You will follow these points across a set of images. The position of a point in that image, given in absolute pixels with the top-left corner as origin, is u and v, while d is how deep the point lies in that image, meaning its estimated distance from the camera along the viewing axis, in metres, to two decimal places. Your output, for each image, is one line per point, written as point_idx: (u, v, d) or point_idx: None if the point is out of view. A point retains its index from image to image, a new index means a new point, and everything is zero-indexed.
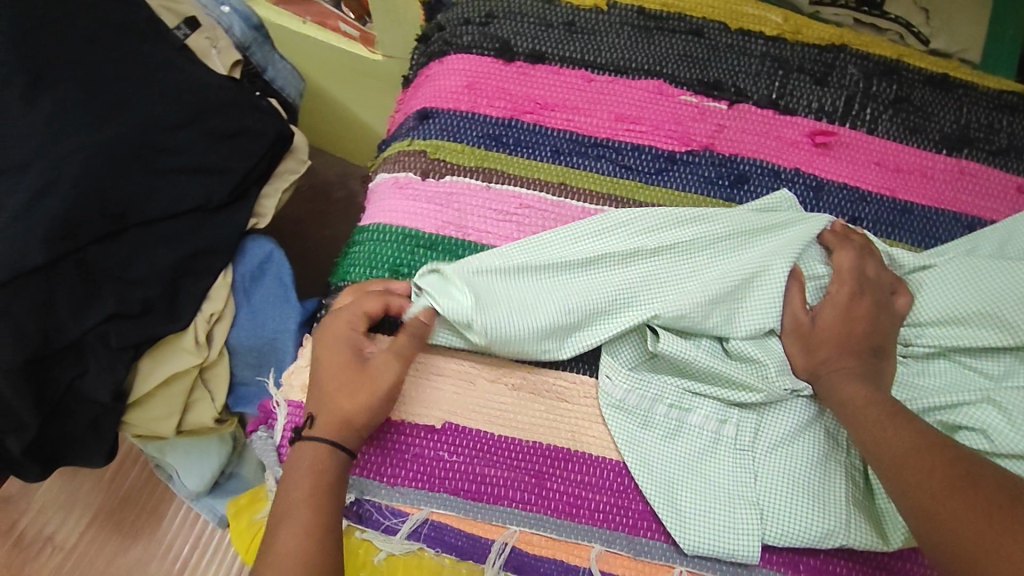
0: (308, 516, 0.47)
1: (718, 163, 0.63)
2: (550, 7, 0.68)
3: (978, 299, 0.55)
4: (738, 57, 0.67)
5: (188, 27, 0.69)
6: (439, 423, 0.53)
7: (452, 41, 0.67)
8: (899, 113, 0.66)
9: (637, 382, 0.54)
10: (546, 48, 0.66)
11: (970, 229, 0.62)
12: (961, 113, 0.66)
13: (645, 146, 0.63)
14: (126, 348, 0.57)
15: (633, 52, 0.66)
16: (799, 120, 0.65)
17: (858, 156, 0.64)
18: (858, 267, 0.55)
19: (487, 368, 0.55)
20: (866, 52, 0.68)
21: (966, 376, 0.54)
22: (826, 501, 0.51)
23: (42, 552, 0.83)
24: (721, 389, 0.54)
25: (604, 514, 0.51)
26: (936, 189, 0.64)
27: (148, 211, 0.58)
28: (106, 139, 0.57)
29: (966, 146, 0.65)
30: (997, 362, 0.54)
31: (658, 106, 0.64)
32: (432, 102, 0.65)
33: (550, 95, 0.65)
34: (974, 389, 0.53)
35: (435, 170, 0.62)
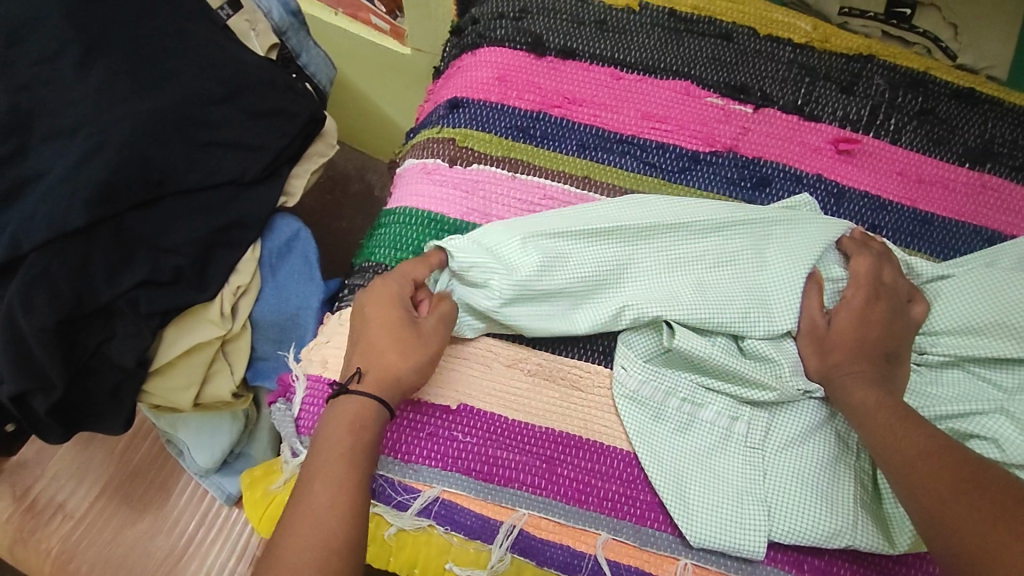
0: (341, 472, 0.47)
1: (741, 165, 0.64)
2: (582, 5, 0.69)
3: (995, 310, 0.55)
4: (766, 62, 0.68)
5: (230, 9, 0.72)
6: (454, 403, 0.54)
7: (485, 34, 0.68)
8: (923, 124, 0.66)
9: (652, 375, 0.54)
10: (577, 45, 0.67)
11: (990, 242, 0.63)
12: (986, 127, 0.66)
13: (670, 145, 0.64)
14: (154, 314, 0.58)
15: (662, 53, 0.67)
16: (823, 127, 0.66)
17: (881, 165, 0.65)
18: (876, 272, 0.56)
19: (504, 352, 0.56)
20: (893, 64, 0.68)
21: (980, 387, 0.55)
22: (834, 502, 0.51)
23: (52, 520, 0.79)
24: (735, 386, 0.54)
25: (612, 502, 0.52)
26: (957, 202, 0.64)
27: (183, 181, 0.60)
28: (149, 110, 0.59)
29: (990, 160, 0.65)
30: (1011, 374, 0.54)
31: (684, 107, 0.65)
32: (462, 92, 0.66)
33: (578, 90, 0.66)
34: (987, 399, 0.53)
35: (462, 158, 0.63)
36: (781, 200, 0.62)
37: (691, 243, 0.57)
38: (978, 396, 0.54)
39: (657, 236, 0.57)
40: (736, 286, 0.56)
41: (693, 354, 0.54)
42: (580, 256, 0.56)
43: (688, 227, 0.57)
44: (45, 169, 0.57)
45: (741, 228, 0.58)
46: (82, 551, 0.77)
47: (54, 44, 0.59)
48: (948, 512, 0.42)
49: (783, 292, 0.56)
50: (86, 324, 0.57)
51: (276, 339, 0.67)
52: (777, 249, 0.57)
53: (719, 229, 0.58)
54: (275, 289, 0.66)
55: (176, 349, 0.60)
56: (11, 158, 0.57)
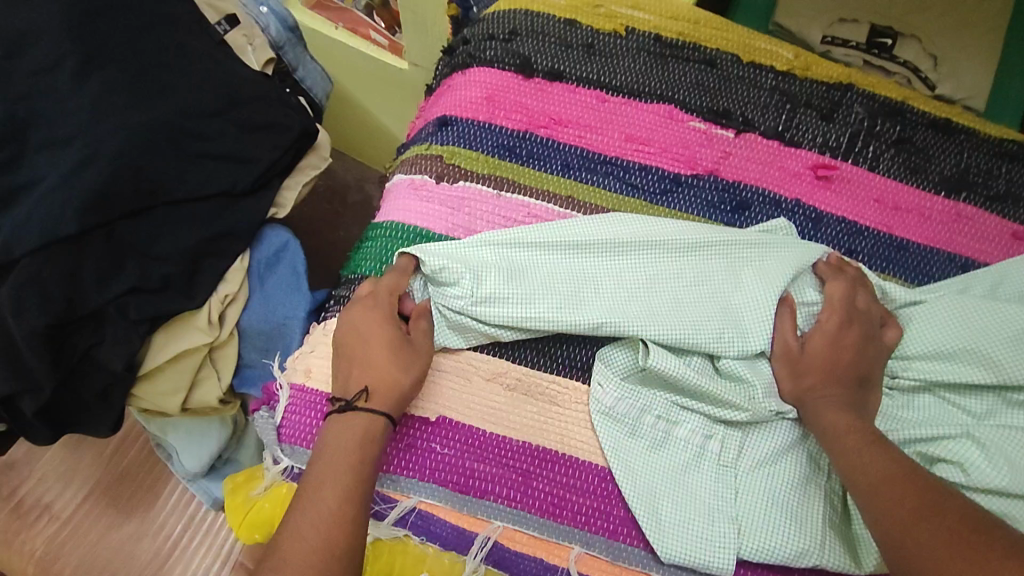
0: (328, 482, 0.48)
1: (722, 188, 0.66)
2: (570, 28, 0.71)
3: (966, 337, 0.56)
4: (749, 88, 0.69)
5: (228, 24, 0.73)
6: (434, 416, 0.55)
7: (476, 55, 0.70)
8: (900, 153, 0.68)
9: (627, 392, 0.55)
10: (565, 67, 0.69)
11: (963, 269, 0.64)
12: (962, 157, 0.68)
13: (653, 167, 0.66)
14: (143, 321, 0.59)
15: (647, 77, 0.69)
16: (803, 153, 0.67)
17: (859, 192, 0.66)
18: (850, 297, 0.57)
19: (485, 367, 0.57)
20: (872, 93, 0.70)
21: (950, 412, 0.56)
22: (803, 521, 0.52)
23: (39, 521, 0.79)
24: (709, 405, 0.56)
25: (586, 517, 0.53)
26: (932, 229, 0.65)
27: (176, 192, 0.61)
28: (145, 121, 0.60)
29: (965, 190, 0.67)
30: (980, 400, 0.56)
31: (667, 130, 0.67)
32: (451, 111, 0.68)
33: (565, 111, 0.67)
34: (955, 424, 0.54)
35: (449, 175, 0.64)
36: (760, 224, 0.64)
37: (669, 263, 0.59)
38: (946, 421, 0.55)
39: (634, 254, 0.59)
40: (712, 306, 0.58)
41: (668, 373, 0.55)
42: (554, 272, 0.58)
43: (667, 248, 0.59)
44: (41, 176, 0.58)
45: (719, 251, 0.59)
46: (66, 552, 0.77)
47: (54, 55, 0.61)
48: (911, 534, 0.44)
49: (758, 313, 0.57)
50: (75, 329, 0.59)
51: (262, 347, 0.68)
52: (755, 272, 0.59)
53: (698, 251, 0.59)
54: (264, 298, 0.67)
55: (163, 355, 0.61)
56: (8, 165, 0.59)
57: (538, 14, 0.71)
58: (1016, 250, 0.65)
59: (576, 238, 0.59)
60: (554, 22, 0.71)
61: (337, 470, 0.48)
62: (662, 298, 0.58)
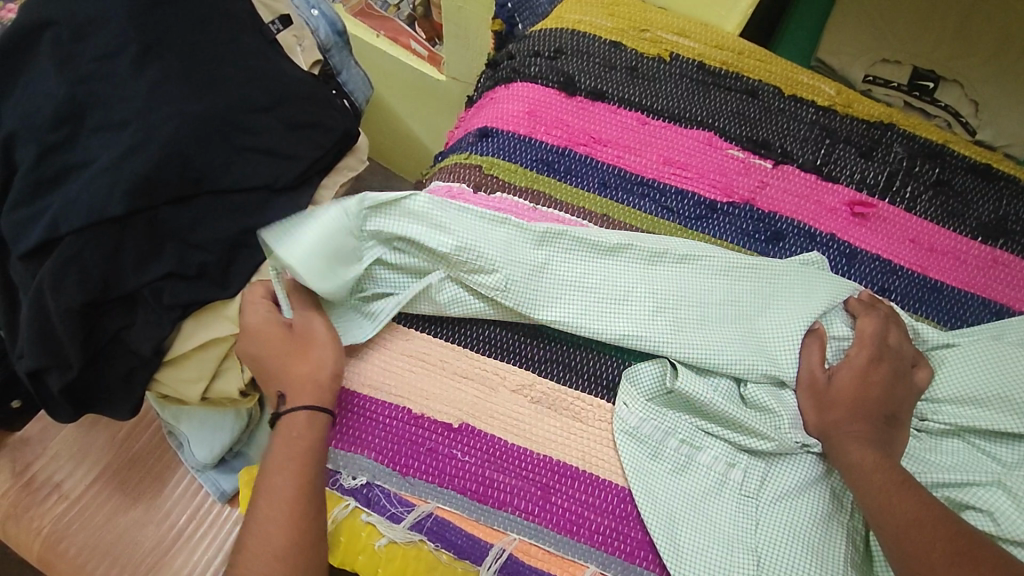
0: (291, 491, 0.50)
1: (757, 218, 0.66)
2: (616, 50, 0.71)
3: (999, 383, 0.56)
4: (790, 121, 0.70)
5: (281, 23, 0.75)
6: (456, 422, 0.55)
7: (520, 70, 0.71)
8: (938, 195, 0.68)
9: (653, 413, 0.55)
10: (607, 88, 0.69)
11: (997, 316, 0.64)
12: (1001, 204, 0.68)
13: (688, 192, 0.66)
14: (176, 306, 0.60)
15: (688, 103, 0.70)
16: (840, 189, 0.68)
17: (895, 231, 0.66)
18: (881, 334, 0.57)
19: (510, 378, 0.57)
20: (913, 133, 0.70)
21: (980, 459, 0.55)
22: (824, 559, 0.51)
23: (48, 499, 0.79)
24: (733, 432, 0.55)
25: (603, 537, 0.52)
26: (968, 273, 0.65)
27: (219, 182, 0.62)
28: (197, 111, 0.61)
29: (1003, 236, 0.67)
30: (1011, 448, 0.55)
31: (706, 156, 0.68)
32: (492, 122, 0.69)
33: (605, 131, 0.68)
34: (985, 471, 0.53)
35: (486, 185, 0.65)
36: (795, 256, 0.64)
37: (701, 279, 0.59)
38: (976, 467, 0.54)
39: (665, 262, 0.60)
40: (742, 335, 0.57)
41: (695, 396, 0.55)
42: (585, 268, 0.59)
43: (695, 264, 0.60)
44: (92, 158, 0.60)
45: (750, 275, 0.60)
46: (72, 533, 0.77)
47: (115, 43, 0.62)
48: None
49: (786, 342, 0.57)
50: (110, 308, 0.59)
51: None
52: (787, 301, 0.59)
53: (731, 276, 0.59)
54: None
55: (191, 342, 0.62)
56: (63, 144, 0.60)
57: (584, 34, 0.72)
58: None
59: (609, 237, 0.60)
60: (599, 43, 0.72)
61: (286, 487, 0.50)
62: (693, 308, 0.58)
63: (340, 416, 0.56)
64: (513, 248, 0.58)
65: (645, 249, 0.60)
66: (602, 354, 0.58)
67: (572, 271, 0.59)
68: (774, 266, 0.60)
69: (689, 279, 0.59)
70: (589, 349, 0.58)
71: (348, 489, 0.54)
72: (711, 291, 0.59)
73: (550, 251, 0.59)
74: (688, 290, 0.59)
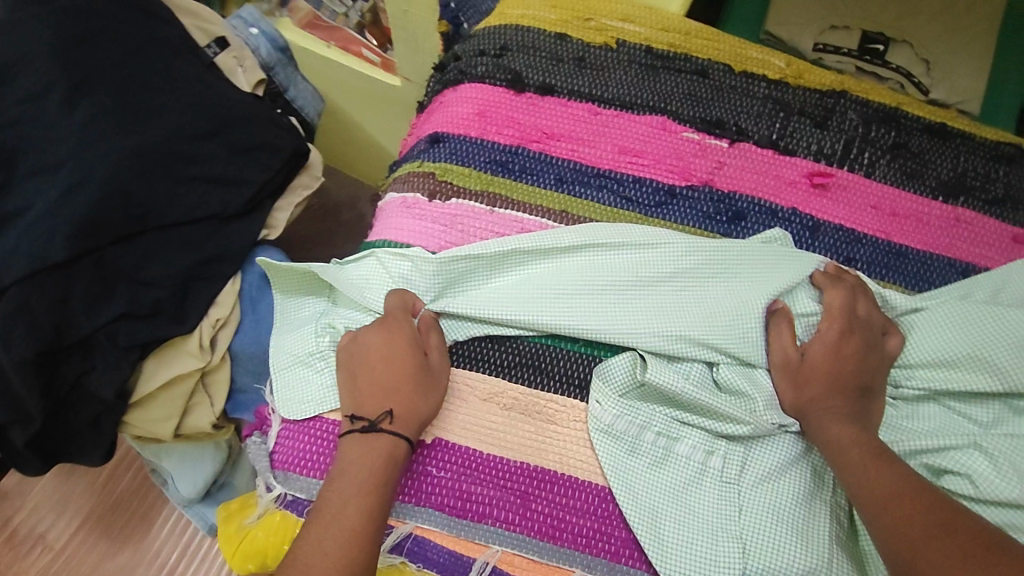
0: (359, 494, 0.48)
1: (717, 199, 0.65)
2: (561, 42, 0.70)
3: (969, 343, 0.55)
4: (743, 98, 0.69)
5: (218, 47, 0.73)
6: (429, 438, 0.55)
7: (467, 71, 0.70)
8: (896, 158, 0.68)
9: (626, 409, 0.54)
10: (556, 81, 0.68)
11: (963, 274, 0.64)
12: (958, 161, 0.68)
13: (646, 179, 0.66)
14: (133, 347, 0.59)
15: (639, 89, 0.69)
16: (798, 161, 0.67)
17: (855, 199, 0.66)
18: (849, 305, 0.56)
19: (481, 386, 0.57)
20: (866, 99, 0.70)
21: (957, 422, 0.55)
22: (809, 539, 0.50)
23: (31, 552, 0.79)
24: (709, 419, 0.55)
25: (586, 539, 0.52)
26: (931, 235, 0.65)
27: (167, 215, 0.60)
28: (135, 146, 0.60)
29: (963, 194, 0.67)
30: (986, 408, 0.55)
31: (661, 142, 0.67)
32: (443, 127, 0.68)
33: (557, 125, 0.67)
34: (962, 434, 0.53)
35: (441, 192, 0.64)
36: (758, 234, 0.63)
37: (664, 265, 0.58)
38: (952, 431, 0.54)
39: (625, 253, 0.59)
40: (712, 317, 0.56)
41: (667, 387, 0.54)
42: (544, 272, 0.59)
43: (657, 251, 0.59)
44: (30, 203, 0.58)
45: (714, 256, 0.59)
46: None
47: (43, 83, 0.60)
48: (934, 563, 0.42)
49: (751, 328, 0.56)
50: (65, 356, 0.58)
51: (255, 370, 0.66)
52: (752, 280, 0.58)
53: (694, 262, 0.58)
54: (256, 321, 0.65)
55: (155, 382, 0.60)
56: None
57: (527, 28, 0.71)
58: (1015, 254, 0.65)
59: (566, 234, 0.59)
60: (544, 36, 0.70)
61: (354, 484, 0.49)
62: (657, 299, 0.57)
63: (307, 444, 0.55)
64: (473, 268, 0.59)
65: (604, 242, 0.59)
66: (572, 354, 0.57)
67: (531, 274, 0.59)
68: (735, 246, 0.59)
69: (652, 268, 0.58)
70: (557, 349, 0.57)
71: None
72: (675, 277, 0.58)
73: (506, 261, 0.59)
74: (650, 280, 0.58)
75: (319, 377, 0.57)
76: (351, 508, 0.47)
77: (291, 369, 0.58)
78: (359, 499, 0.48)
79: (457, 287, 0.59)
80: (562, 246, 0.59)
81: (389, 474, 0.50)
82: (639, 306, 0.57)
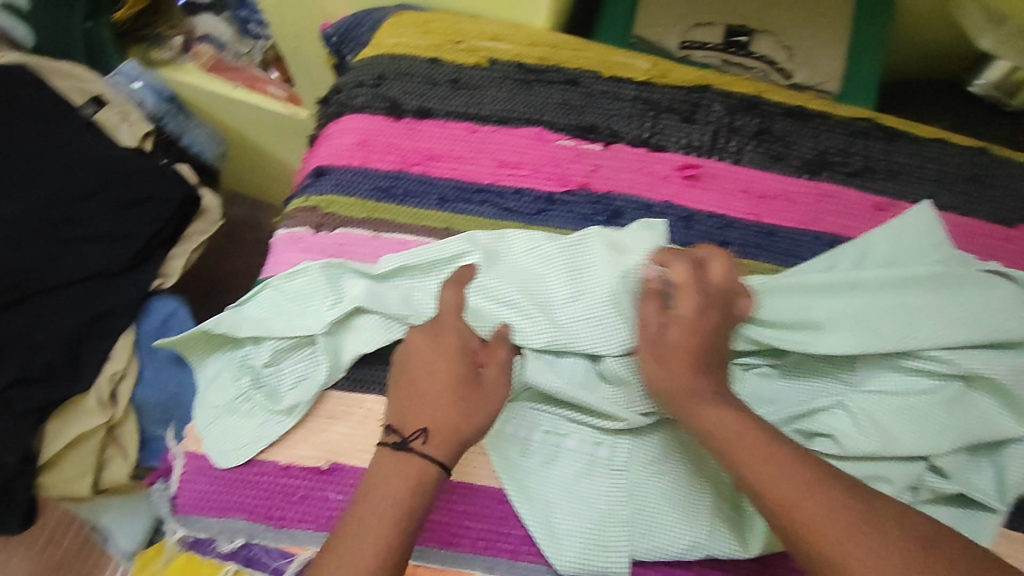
0: (391, 506, 0.48)
1: (594, 201, 0.68)
2: (435, 66, 0.72)
3: (831, 312, 0.57)
4: (613, 101, 0.72)
5: (96, 105, 0.75)
6: (325, 464, 0.57)
7: (347, 103, 0.72)
8: (761, 144, 0.71)
9: (513, 413, 0.58)
10: (432, 105, 0.71)
11: (830, 245, 0.68)
12: (819, 139, 0.72)
13: (526, 190, 0.68)
14: (30, 411, 0.61)
15: (514, 104, 0.71)
16: (669, 156, 0.70)
17: (725, 185, 0.70)
18: (698, 276, 0.54)
19: (377, 407, 0.59)
20: (728, 91, 0.73)
21: (826, 381, 0.58)
22: (691, 515, 0.54)
23: None
24: (590, 416, 0.58)
25: (484, 542, 0.56)
26: (799, 212, 0.69)
27: (50, 278, 0.64)
28: (16, 215, 0.65)
29: (825, 169, 0.71)
30: (852, 368, 0.58)
31: (538, 152, 0.70)
32: (326, 160, 0.70)
33: (436, 146, 0.69)
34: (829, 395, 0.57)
35: (327, 224, 0.66)
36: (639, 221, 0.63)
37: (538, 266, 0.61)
38: (820, 391, 0.58)
39: (503, 261, 0.61)
40: (584, 309, 0.58)
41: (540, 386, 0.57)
42: (428, 286, 0.61)
43: (530, 255, 0.61)
44: None
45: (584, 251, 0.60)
46: None
47: None
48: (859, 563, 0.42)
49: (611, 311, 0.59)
50: None
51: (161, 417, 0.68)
52: (609, 264, 0.59)
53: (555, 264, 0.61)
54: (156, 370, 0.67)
55: (60, 443, 0.63)
56: None
57: (401, 55, 0.73)
58: (876, 221, 0.69)
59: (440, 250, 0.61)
60: (417, 61, 0.73)
61: (390, 496, 0.48)
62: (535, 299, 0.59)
63: (208, 487, 0.57)
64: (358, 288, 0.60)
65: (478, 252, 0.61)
66: None
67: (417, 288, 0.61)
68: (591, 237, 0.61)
69: (528, 272, 0.61)
70: None
71: (227, 553, 0.55)
72: (549, 278, 0.60)
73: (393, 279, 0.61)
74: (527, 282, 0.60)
75: (247, 419, 0.58)
76: (376, 513, 0.47)
77: (220, 420, 0.58)
78: (398, 511, 0.48)
79: (342, 304, 0.60)
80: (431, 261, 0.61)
81: (426, 484, 0.49)
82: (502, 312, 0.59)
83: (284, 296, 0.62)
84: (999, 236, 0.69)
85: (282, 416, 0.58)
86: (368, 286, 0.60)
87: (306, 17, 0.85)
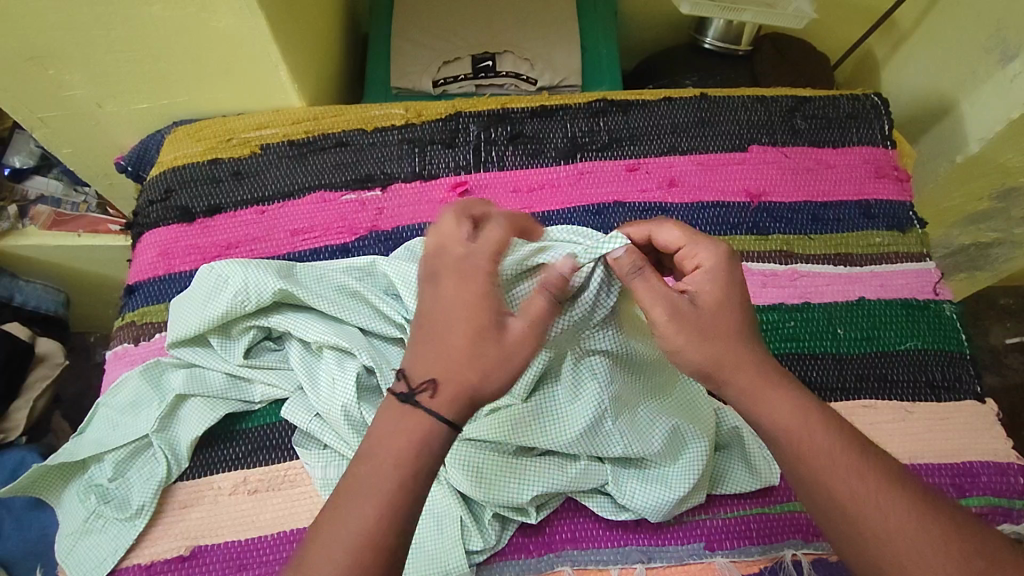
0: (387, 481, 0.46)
1: (385, 238, 0.76)
2: (215, 166, 0.79)
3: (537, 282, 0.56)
4: (381, 150, 0.80)
5: None
6: (187, 550, 0.60)
7: (144, 221, 0.78)
8: (518, 145, 0.80)
9: (328, 458, 0.62)
10: (220, 200, 0.78)
11: (599, 213, 0.77)
12: (567, 128, 0.81)
13: (321, 248, 0.75)
14: None
15: (294, 176, 0.79)
16: (441, 180, 0.79)
17: (496, 191, 0.78)
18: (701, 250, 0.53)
19: (225, 483, 0.63)
20: (477, 111, 0.82)
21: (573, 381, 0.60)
22: (483, 477, 0.59)
23: None
24: (344, 450, 0.62)
25: None
26: (566, 192, 0.78)
27: None
28: None
29: (579, 152, 0.80)
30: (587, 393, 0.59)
31: (325, 213, 0.77)
32: (135, 278, 0.75)
33: (233, 235, 0.76)
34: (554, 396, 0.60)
35: (145, 334, 0.71)
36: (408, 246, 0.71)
37: (316, 319, 0.65)
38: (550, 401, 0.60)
39: (294, 306, 0.66)
40: (356, 320, 0.65)
41: (300, 426, 0.63)
42: (231, 355, 0.65)
43: (323, 282, 0.66)
44: None
45: (351, 281, 0.66)
46: None
47: None
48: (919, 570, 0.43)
49: (324, 336, 0.63)
50: None
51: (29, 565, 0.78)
52: (338, 294, 0.66)
53: (272, 296, 0.64)
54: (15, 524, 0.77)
55: None
56: None
57: (182, 166, 0.79)
58: (634, 181, 0.79)
59: (209, 297, 0.65)
60: (198, 166, 0.79)
61: None
62: (315, 328, 0.64)
63: None
64: (175, 381, 0.66)
65: (269, 272, 0.65)
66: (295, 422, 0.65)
67: (221, 362, 0.66)
68: (326, 271, 0.67)
69: (318, 314, 0.65)
70: (283, 423, 0.65)
71: None
72: (326, 321, 0.65)
73: (200, 357, 0.66)
74: (314, 321, 0.64)
75: (104, 534, 0.61)
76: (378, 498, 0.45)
77: (79, 543, 0.61)
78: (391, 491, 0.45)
79: (163, 401, 0.65)
80: (191, 321, 0.64)
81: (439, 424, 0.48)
82: (243, 362, 0.65)
83: (115, 409, 0.65)
84: (736, 160, 0.80)
85: (134, 519, 0.61)
86: (183, 375, 0.65)
87: (101, 156, 0.91)
